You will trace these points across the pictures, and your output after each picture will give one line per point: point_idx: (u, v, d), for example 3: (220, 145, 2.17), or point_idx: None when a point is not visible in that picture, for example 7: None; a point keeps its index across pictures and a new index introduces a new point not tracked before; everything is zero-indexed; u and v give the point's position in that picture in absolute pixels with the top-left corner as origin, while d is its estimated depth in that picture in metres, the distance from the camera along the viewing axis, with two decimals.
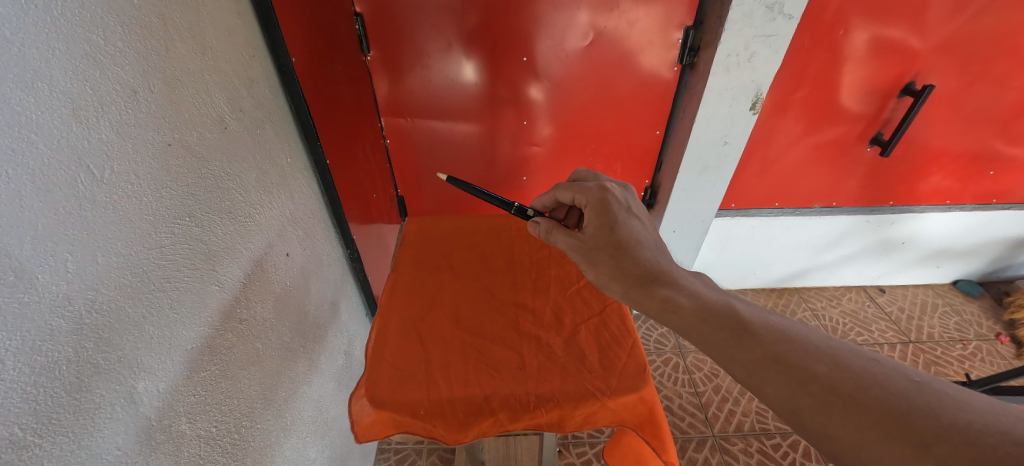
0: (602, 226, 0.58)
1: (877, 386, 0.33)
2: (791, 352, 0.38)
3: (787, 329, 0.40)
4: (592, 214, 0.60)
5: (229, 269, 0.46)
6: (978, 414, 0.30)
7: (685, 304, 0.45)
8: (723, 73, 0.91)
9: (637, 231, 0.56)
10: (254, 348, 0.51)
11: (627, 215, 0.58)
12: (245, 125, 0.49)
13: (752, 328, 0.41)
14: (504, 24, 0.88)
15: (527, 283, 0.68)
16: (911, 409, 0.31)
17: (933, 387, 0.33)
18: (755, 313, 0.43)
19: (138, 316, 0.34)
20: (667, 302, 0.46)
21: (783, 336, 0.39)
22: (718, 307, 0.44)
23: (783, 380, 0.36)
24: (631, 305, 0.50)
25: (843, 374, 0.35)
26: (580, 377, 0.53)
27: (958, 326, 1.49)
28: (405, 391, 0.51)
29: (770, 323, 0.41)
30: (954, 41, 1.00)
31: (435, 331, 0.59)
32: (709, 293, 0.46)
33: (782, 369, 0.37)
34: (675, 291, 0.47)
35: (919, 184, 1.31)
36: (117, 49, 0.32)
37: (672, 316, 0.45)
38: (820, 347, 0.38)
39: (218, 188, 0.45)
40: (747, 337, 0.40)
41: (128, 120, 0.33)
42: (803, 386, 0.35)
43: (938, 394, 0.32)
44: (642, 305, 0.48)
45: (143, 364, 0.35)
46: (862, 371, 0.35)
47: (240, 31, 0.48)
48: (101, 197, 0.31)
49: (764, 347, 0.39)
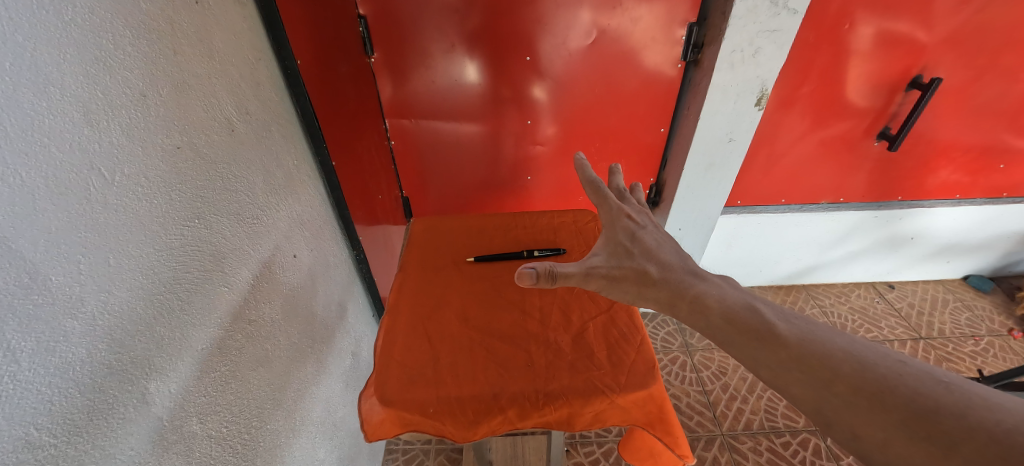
0: (624, 232, 0.57)
1: (903, 386, 0.33)
2: (816, 353, 0.37)
3: (812, 331, 0.40)
4: (612, 223, 0.59)
5: (238, 270, 0.47)
6: (1006, 413, 0.29)
7: (712, 306, 0.44)
8: (728, 69, 0.90)
9: (657, 239, 0.56)
10: (264, 349, 0.51)
11: (645, 226, 0.58)
12: (252, 127, 0.50)
13: (779, 332, 0.40)
14: (506, 23, 0.88)
15: None
16: (935, 409, 0.31)
17: (961, 387, 0.32)
18: (780, 316, 0.42)
19: (149, 318, 0.35)
20: (696, 301, 0.45)
21: (809, 339, 0.39)
22: (743, 308, 0.43)
23: (808, 380, 0.36)
24: (663, 309, 0.48)
25: (868, 374, 0.34)
26: (589, 374, 0.52)
27: (970, 322, 1.46)
28: (415, 389, 0.50)
29: (795, 326, 0.41)
30: (961, 34, 0.99)
31: (444, 330, 0.59)
32: (735, 294, 0.46)
33: (808, 370, 0.36)
34: (703, 290, 0.46)
35: (928, 178, 1.29)
36: (127, 54, 0.33)
37: (700, 317, 0.45)
38: (844, 347, 0.37)
39: (226, 189, 0.45)
40: (772, 340, 0.40)
41: (137, 122, 0.34)
42: (827, 386, 0.35)
43: (965, 395, 0.31)
44: (674, 308, 0.47)
45: (153, 365, 0.35)
46: (887, 372, 0.34)
47: (246, 34, 0.49)
48: (113, 199, 0.31)
49: (789, 348, 0.38)
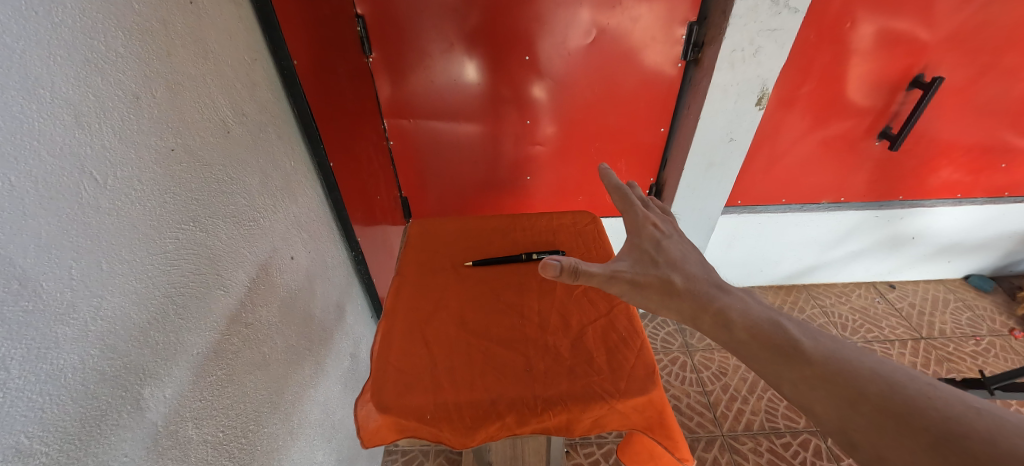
0: (650, 241, 0.56)
1: (931, 409, 0.32)
2: (842, 371, 0.37)
3: (838, 350, 0.39)
4: (638, 231, 0.58)
5: (234, 273, 0.46)
6: None
7: (735, 319, 0.44)
8: (728, 68, 0.89)
9: (682, 250, 0.55)
10: (261, 352, 0.51)
11: (671, 236, 0.57)
12: (248, 129, 0.49)
13: (802, 348, 0.40)
14: (505, 23, 0.87)
15: (533, 285, 0.66)
16: (965, 435, 0.30)
17: (997, 415, 0.30)
18: (806, 334, 0.42)
19: (144, 323, 0.34)
20: (720, 315, 0.45)
21: (835, 358, 0.38)
22: (766, 323, 0.43)
23: (831, 399, 0.35)
24: (684, 321, 0.47)
25: (896, 396, 0.34)
26: (588, 379, 0.51)
27: (971, 322, 1.45)
28: (412, 395, 0.50)
29: (821, 344, 0.40)
30: (962, 33, 0.98)
31: (441, 334, 0.58)
32: (759, 309, 0.45)
33: (832, 388, 0.36)
34: (727, 304, 0.45)
35: (930, 177, 1.29)
36: (119, 55, 0.32)
37: (723, 331, 0.44)
38: (873, 367, 0.37)
39: (221, 191, 0.44)
40: (797, 357, 0.39)
41: (130, 125, 0.33)
42: (851, 405, 0.34)
43: (1000, 420, 0.29)
44: (697, 321, 0.46)
45: (148, 370, 0.34)
46: (916, 394, 0.33)
47: (242, 34, 0.48)
48: (105, 203, 0.31)
49: (814, 366, 0.38)
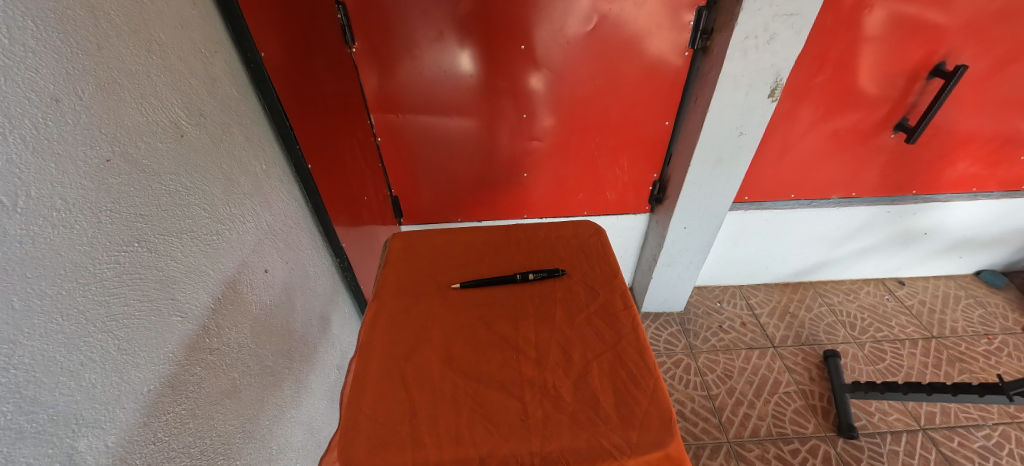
0: None
1: None
2: None
3: None
4: None
5: (192, 296, 0.41)
6: None
7: None
8: (739, 57, 0.83)
9: None
10: (229, 379, 0.46)
11: None
12: (206, 131, 0.44)
13: None
14: (500, 9, 0.81)
15: (529, 311, 0.60)
16: None
17: None
18: None
19: (74, 365, 0.29)
20: None
21: None
22: None
23: None
24: None
25: None
26: (593, 428, 0.45)
27: (982, 320, 1.42)
28: (387, 451, 0.43)
29: None
30: (987, 18, 0.92)
31: (423, 371, 0.52)
32: None
33: None
34: None
35: (945, 170, 1.23)
36: (29, 49, 0.26)
37: None
38: None
39: (174, 205, 0.39)
40: None
41: (46, 133, 0.27)
42: None
43: None
44: None
45: (82, 418, 0.30)
46: None
47: (196, 23, 0.42)
48: (15, 230, 0.25)
49: None
